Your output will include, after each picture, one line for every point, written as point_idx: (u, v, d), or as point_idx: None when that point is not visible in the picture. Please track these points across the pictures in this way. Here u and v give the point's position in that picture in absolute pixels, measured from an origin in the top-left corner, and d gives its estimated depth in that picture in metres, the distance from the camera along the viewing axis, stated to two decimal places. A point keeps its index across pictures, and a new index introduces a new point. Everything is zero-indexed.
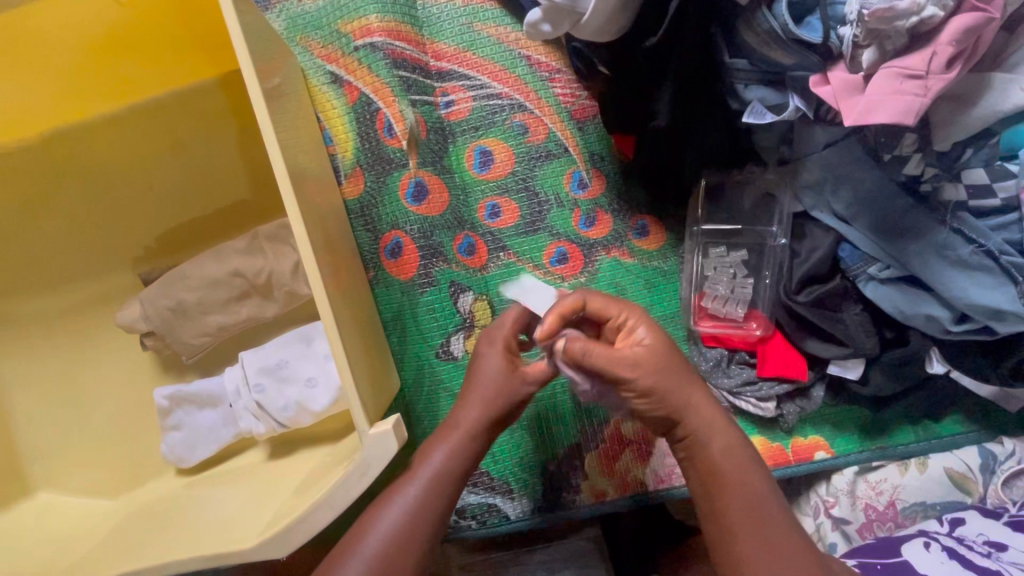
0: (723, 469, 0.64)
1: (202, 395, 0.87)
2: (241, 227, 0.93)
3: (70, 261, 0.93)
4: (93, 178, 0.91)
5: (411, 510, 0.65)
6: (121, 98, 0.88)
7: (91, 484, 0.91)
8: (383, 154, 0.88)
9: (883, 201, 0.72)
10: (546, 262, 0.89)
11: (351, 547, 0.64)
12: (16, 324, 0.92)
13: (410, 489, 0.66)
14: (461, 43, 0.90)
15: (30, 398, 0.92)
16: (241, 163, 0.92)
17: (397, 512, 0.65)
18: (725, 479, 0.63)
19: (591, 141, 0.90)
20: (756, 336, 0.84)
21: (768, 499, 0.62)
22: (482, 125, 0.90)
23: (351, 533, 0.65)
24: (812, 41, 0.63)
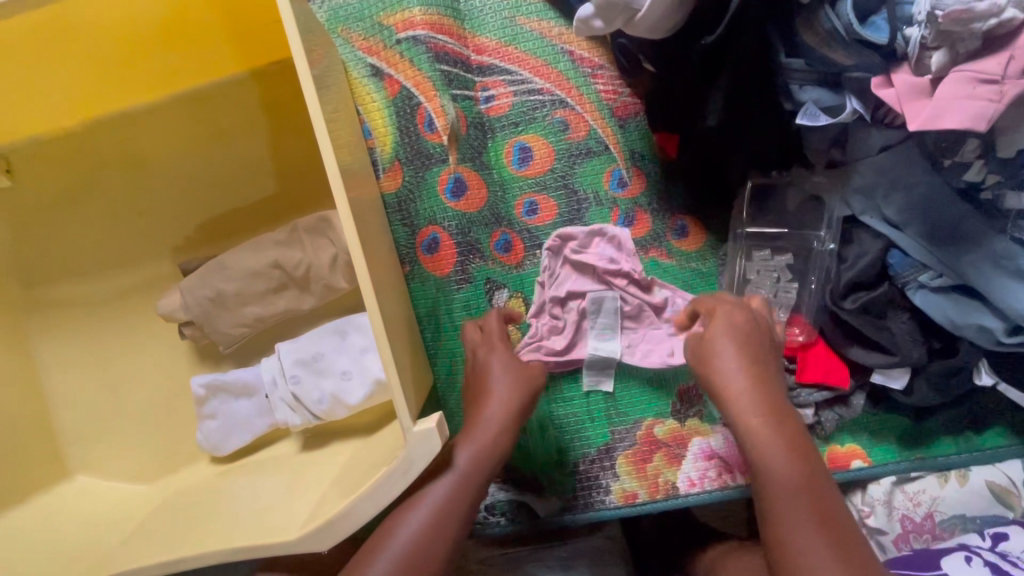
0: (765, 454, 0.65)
1: (238, 385, 0.88)
2: (277, 219, 0.93)
3: (109, 249, 0.94)
4: (134, 165, 0.92)
5: (439, 505, 0.66)
6: (165, 87, 0.88)
7: (129, 468, 0.93)
8: (423, 149, 0.88)
9: (938, 207, 0.70)
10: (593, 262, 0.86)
11: (378, 544, 0.64)
12: (56, 309, 0.94)
13: (440, 487, 0.67)
14: (502, 37, 0.89)
15: (68, 382, 0.93)
16: (280, 155, 0.91)
17: (427, 509, 0.65)
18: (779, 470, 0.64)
19: (633, 139, 0.89)
20: (799, 342, 0.82)
21: (818, 483, 0.64)
22: (523, 120, 0.89)
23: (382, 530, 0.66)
24: (877, 41, 0.61)
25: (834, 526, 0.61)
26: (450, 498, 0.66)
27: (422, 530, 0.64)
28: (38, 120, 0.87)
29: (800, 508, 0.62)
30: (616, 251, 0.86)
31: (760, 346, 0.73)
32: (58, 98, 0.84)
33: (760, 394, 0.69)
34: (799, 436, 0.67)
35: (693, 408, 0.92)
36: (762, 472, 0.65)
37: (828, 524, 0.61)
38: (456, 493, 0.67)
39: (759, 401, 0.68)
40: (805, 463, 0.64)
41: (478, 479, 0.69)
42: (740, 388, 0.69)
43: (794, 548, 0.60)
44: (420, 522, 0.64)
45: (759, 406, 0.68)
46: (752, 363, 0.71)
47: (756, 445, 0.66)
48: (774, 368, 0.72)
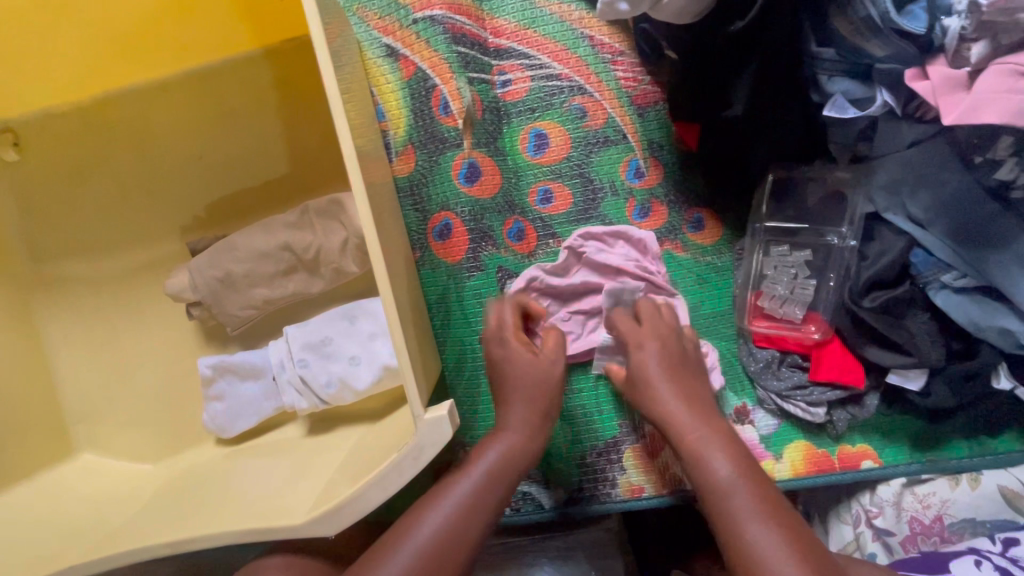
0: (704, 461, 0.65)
1: (246, 367, 0.87)
2: (286, 201, 0.92)
3: (116, 226, 0.92)
4: (143, 142, 0.91)
5: (465, 500, 0.63)
6: (175, 62, 0.87)
7: (135, 447, 0.93)
8: (437, 133, 0.86)
9: (965, 206, 0.68)
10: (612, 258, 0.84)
11: (399, 535, 0.61)
12: (61, 285, 0.93)
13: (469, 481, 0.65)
14: (521, 20, 0.87)
15: (74, 359, 0.93)
16: (290, 135, 0.90)
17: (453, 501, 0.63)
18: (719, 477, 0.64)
19: (652, 128, 0.87)
20: (813, 339, 0.82)
21: (761, 485, 0.63)
22: (540, 106, 0.87)
23: (403, 523, 0.62)
24: (915, 31, 0.59)
25: (784, 523, 0.60)
26: (478, 492, 0.64)
27: (448, 523, 0.61)
28: (47, 90, 0.86)
29: (748, 509, 0.61)
30: (639, 254, 0.85)
31: (684, 368, 0.73)
32: (68, 65, 0.83)
33: (688, 406, 0.70)
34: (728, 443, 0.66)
35: None
36: (702, 482, 0.65)
37: (779, 521, 0.59)
38: (485, 487, 0.65)
39: (693, 414, 0.69)
40: (742, 467, 0.64)
41: (509, 478, 0.67)
42: (671, 401, 0.70)
43: (751, 552, 0.58)
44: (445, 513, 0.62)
45: (692, 417, 0.69)
46: (675, 376, 0.72)
47: (694, 454, 0.66)
48: (699, 384, 0.73)
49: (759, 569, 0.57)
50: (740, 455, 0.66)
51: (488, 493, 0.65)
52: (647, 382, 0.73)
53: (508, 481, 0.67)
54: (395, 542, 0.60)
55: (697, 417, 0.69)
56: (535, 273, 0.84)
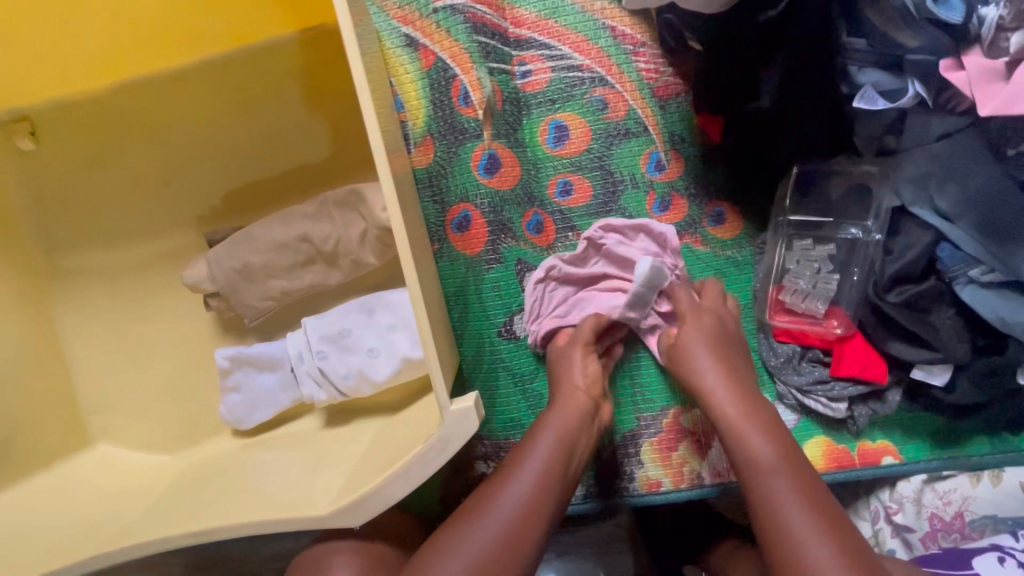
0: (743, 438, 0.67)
1: (264, 358, 0.87)
2: (304, 192, 0.91)
3: (132, 217, 0.92)
4: (160, 132, 0.90)
5: (514, 515, 0.62)
6: (193, 51, 0.86)
7: (151, 438, 0.92)
8: (457, 124, 0.85)
9: (994, 201, 0.67)
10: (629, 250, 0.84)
11: (477, 511, 0.63)
12: (76, 275, 0.93)
13: (514, 495, 0.64)
14: (542, 10, 0.86)
15: (90, 350, 0.92)
16: (308, 126, 0.89)
17: (502, 517, 0.62)
18: (757, 456, 0.65)
19: (673, 121, 0.86)
20: (836, 334, 0.81)
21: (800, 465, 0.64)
22: (560, 98, 0.86)
23: (480, 500, 0.64)
24: (950, 20, 0.59)
25: (817, 506, 0.61)
26: (528, 508, 0.63)
27: (498, 541, 0.60)
28: (65, 78, 0.85)
29: (786, 488, 0.62)
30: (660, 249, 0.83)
31: (727, 354, 0.76)
32: (89, 54, 0.83)
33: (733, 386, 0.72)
34: (770, 426, 0.68)
35: None
36: (742, 458, 0.66)
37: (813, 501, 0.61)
38: (535, 501, 0.64)
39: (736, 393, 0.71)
40: (782, 449, 0.65)
41: (554, 494, 0.65)
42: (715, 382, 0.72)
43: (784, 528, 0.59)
44: (496, 530, 0.60)
45: (735, 397, 0.71)
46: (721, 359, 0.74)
47: (733, 432, 0.68)
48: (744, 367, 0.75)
49: (790, 543, 0.58)
50: (782, 437, 0.67)
51: (538, 511, 0.63)
52: (691, 367, 0.74)
53: (552, 497, 0.65)
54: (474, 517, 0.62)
55: (739, 400, 0.70)
56: (554, 262, 0.84)
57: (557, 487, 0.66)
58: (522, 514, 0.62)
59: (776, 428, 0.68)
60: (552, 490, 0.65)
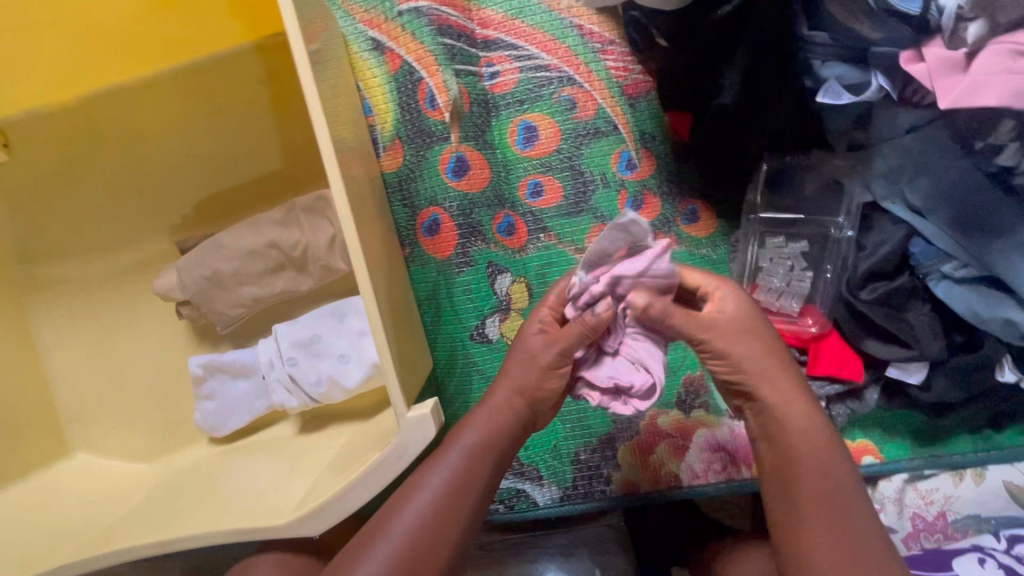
0: (792, 445, 0.59)
1: (236, 366, 0.87)
2: (275, 199, 0.92)
3: (104, 226, 0.92)
4: (131, 141, 0.90)
5: (407, 542, 0.57)
6: (160, 60, 0.85)
7: (129, 448, 0.93)
8: (424, 127, 0.84)
9: (965, 193, 0.66)
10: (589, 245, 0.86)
11: (378, 532, 0.58)
12: (50, 286, 0.93)
13: (409, 517, 0.59)
14: (509, 10, 0.85)
15: (67, 360, 0.93)
16: (278, 132, 0.89)
17: (391, 544, 0.57)
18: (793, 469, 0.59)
19: (643, 119, 0.85)
20: (811, 333, 0.79)
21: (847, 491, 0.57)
22: (529, 98, 0.86)
23: (382, 515, 0.60)
24: (909, 12, 0.57)
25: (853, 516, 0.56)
26: (433, 522, 0.58)
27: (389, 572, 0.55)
28: (30, 92, 0.85)
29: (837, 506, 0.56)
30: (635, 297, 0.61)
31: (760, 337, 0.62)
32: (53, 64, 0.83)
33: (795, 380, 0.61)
34: (822, 435, 0.60)
35: (700, 398, 0.89)
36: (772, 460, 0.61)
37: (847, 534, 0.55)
38: (441, 513, 0.59)
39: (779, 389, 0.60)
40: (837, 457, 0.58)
41: (459, 518, 0.60)
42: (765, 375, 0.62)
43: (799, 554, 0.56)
44: (384, 561, 0.56)
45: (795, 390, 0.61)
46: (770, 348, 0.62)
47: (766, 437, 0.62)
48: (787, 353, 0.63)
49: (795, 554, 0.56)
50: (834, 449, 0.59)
51: (437, 539, 0.58)
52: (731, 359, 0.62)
53: (457, 518, 0.60)
54: (372, 541, 0.58)
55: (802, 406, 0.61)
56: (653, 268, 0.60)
57: (460, 510, 0.60)
58: (428, 533, 0.58)
59: (829, 441, 0.60)
60: (461, 507, 0.60)
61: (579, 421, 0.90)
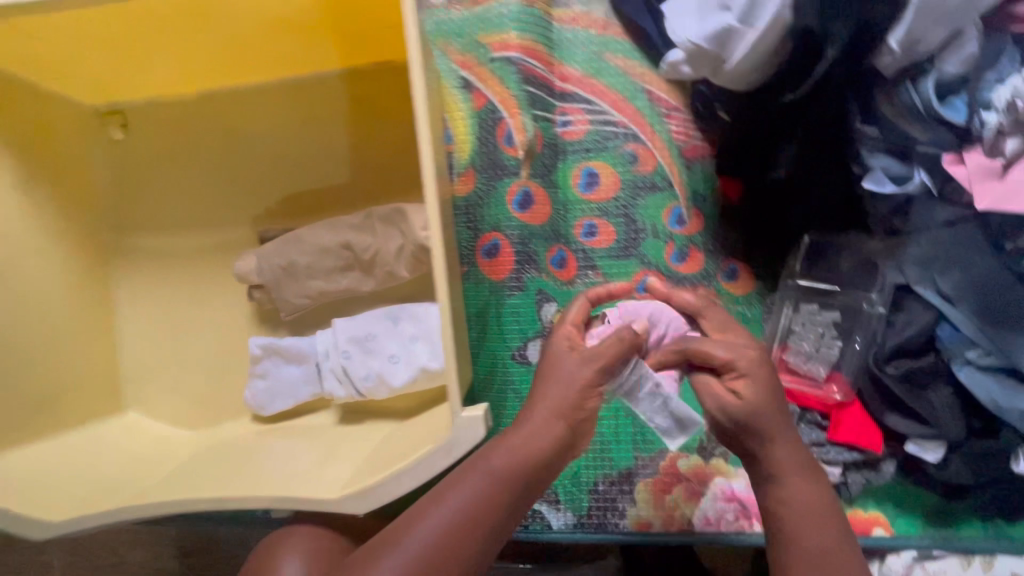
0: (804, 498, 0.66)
1: (293, 351, 0.94)
2: (349, 205, 1.00)
3: (192, 207, 1.01)
4: (233, 137, 1.01)
5: (417, 557, 0.58)
6: (273, 73, 0.97)
7: (178, 413, 0.99)
8: (498, 160, 0.93)
9: (993, 288, 0.71)
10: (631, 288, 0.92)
11: (390, 542, 0.60)
12: (134, 253, 1.01)
13: (421, 535, 0.60)
14: (587, 68, 0.94)
15: (137, 324, 1.01)
16: (365, 147, 0.99)
17: (402, 558, 0.58)
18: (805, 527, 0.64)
19: (697, 180, 0.92)
20: (835, 400, 0.84)
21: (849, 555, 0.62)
22: (595, 148, 0.94)
23: (396, 526, 0.62)
24: (954, 121, 0.66)
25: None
26: (446, 542, 0.59)
27: None
28: (153, 82, 0.96)
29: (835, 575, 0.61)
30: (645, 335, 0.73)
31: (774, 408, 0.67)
32: (170, 63, 0.92)
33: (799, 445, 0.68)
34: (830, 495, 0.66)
35: (720, 447, 0.93)
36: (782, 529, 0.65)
37: None
38: (455, 536, 0.60)
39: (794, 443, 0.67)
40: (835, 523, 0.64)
41: (473, 543, 0.60)
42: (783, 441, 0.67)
43: None
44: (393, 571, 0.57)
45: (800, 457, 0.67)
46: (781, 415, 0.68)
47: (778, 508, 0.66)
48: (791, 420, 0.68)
49: None
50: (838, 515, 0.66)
51: (446, 562, 0.59)
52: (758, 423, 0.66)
53: (472, 542, 0.60)
54: (384, 550, 0.59)
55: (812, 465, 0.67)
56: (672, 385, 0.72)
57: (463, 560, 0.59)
58: (440, 553, 0.59)
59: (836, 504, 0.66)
60: (477, 532, 0.61)
61: (602, 453, 0.94)
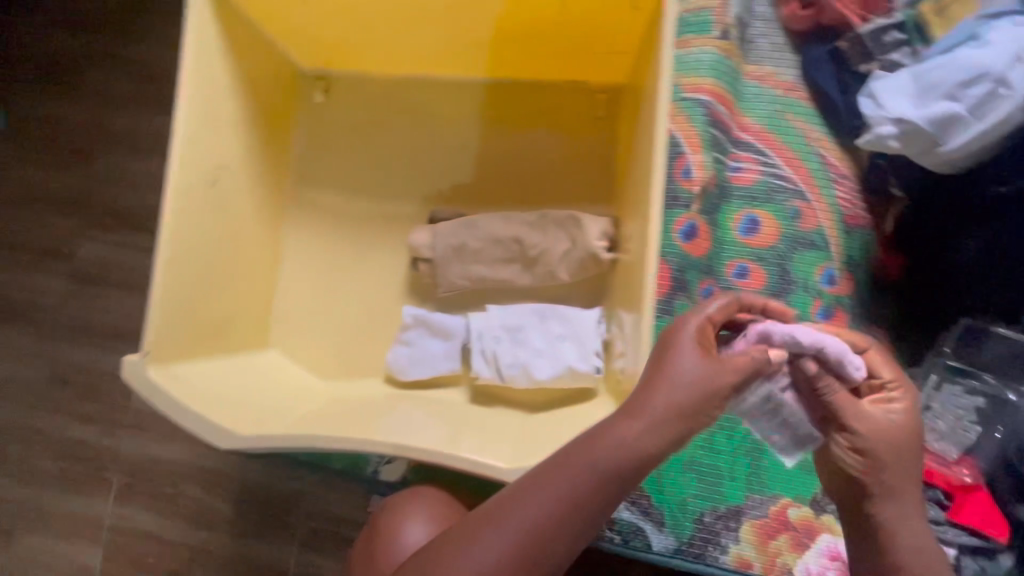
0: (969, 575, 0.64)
1: (442, 327, 1.00)
2: (516, 202, 1.06)
3: (371, 176, 1.09)
4: (423, 121, 1.09)
5: (518, 539, 0.57)
6: (478, 71, 1.06)
7: (317, 361, 1.05)
8: (672, 191, 0.97)
9: None
10: None
11: (489, 518, 0.58)
12: (310, 206, 1.09)
13: (519, 518, 0.57)
14: (768, 123, 1.00)
15: (297, 271, 1.08)
16: (543, 153, 1.06)
17: (502, 537, 0.57)
18: None
19: (854, 247, 0.97)
20: (962, 481, 0.86)
21: None
22: (761, 197, 0.99)
23: (496, 502, 0.59)
24: None
25: None
26: (545, 525, 0.57)
27: (499, 562, 0.56)
28: (372, 58, 1.05)
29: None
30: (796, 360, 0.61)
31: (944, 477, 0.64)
32: (398, 45, 1.01)
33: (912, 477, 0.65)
34: None
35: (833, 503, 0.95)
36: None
37: None
38: (556, 520, 0.57)
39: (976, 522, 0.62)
40: None
41: (578, 523, 0.58)
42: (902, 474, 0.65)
43: None
44: (495, 550, 0.57)
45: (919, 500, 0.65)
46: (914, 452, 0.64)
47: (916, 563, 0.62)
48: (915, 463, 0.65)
49: None
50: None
51: (548, 543, 0.57)
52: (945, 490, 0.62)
53: (575, 524, 0.58)
54: (484, 525, 0.58)
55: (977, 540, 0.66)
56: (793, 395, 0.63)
57: (547, 565, 0.57)
58: (543, 535, 0.57)
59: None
60: (578, 516, 0.57)
61: (714, 487, 0.97)
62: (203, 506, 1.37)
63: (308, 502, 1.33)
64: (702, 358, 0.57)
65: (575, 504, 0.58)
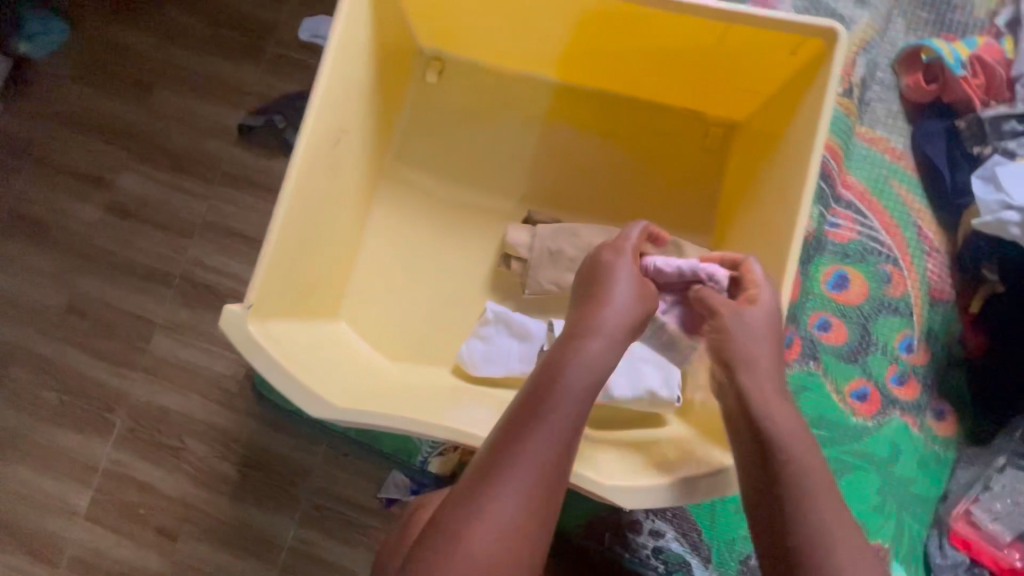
0: None
1: (521, 327, 0.98)
2: (610, 216, 1.06)
3: (469, 165, 1.08)
4: (532, 119, 1.08)
5: (550, 432, 0.59)
6: (598, 81, 1.06)
7: (385, 339, 1.03)
8: None
9: None
10: (846, 390, 0.98)
11: (521, 428, 0.59)
12: (404, 184, 1.08)
13: (551, 416, 0.59)
14: (872, 186, 1.02)
15: (380, 246, 1.06)
16: (646, 174, 1.06)
17: (538, 438, 0.58)
18: None
19: (936, 320, 0.99)
20: (1011, 565, 0.90)
21: None
22: (854, 256, 1.01)
23: (519, 407, 0.61)
24: None
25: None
26: (566, 411, 0.60)
27: (540, 461, 0.58)
28: (495, 49, 1.04)
29: None
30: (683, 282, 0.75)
31: None
32: (529, 42, 1.01)
33: None
34: None
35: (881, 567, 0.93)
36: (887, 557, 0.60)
37: None
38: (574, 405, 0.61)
39: None
40: None
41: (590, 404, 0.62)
42: None
43: None
44: (535, 451, 0.58)
45: None
46: None
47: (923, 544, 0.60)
48: None
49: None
50: None
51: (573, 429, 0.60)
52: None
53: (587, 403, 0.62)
54: (517, 431, 0.59)
55: None
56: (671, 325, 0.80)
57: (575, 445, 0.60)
58: (568, 424, 0.60)
59: None
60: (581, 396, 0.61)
61: None
62: (206, 465, 1.22)
63: (319, 477, 1.20)
64: (634, 287, 0.69)
65: (581, 404, 0.61)
